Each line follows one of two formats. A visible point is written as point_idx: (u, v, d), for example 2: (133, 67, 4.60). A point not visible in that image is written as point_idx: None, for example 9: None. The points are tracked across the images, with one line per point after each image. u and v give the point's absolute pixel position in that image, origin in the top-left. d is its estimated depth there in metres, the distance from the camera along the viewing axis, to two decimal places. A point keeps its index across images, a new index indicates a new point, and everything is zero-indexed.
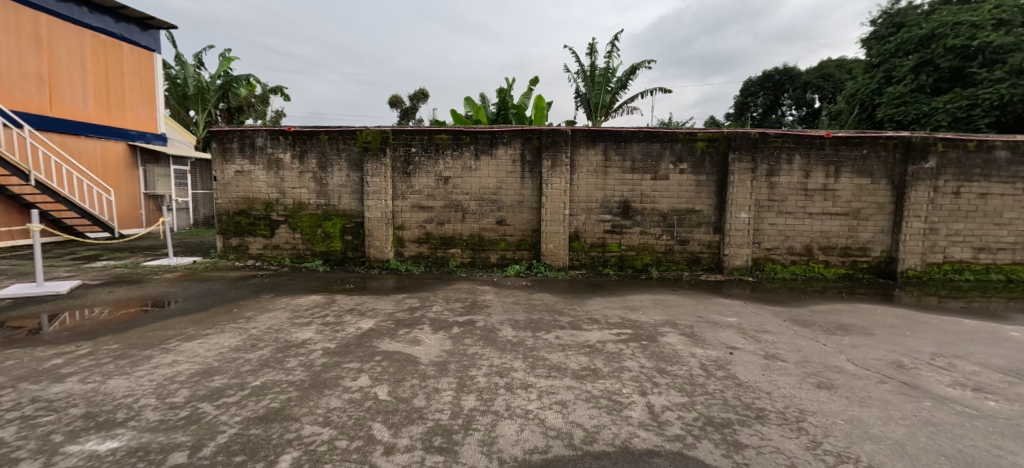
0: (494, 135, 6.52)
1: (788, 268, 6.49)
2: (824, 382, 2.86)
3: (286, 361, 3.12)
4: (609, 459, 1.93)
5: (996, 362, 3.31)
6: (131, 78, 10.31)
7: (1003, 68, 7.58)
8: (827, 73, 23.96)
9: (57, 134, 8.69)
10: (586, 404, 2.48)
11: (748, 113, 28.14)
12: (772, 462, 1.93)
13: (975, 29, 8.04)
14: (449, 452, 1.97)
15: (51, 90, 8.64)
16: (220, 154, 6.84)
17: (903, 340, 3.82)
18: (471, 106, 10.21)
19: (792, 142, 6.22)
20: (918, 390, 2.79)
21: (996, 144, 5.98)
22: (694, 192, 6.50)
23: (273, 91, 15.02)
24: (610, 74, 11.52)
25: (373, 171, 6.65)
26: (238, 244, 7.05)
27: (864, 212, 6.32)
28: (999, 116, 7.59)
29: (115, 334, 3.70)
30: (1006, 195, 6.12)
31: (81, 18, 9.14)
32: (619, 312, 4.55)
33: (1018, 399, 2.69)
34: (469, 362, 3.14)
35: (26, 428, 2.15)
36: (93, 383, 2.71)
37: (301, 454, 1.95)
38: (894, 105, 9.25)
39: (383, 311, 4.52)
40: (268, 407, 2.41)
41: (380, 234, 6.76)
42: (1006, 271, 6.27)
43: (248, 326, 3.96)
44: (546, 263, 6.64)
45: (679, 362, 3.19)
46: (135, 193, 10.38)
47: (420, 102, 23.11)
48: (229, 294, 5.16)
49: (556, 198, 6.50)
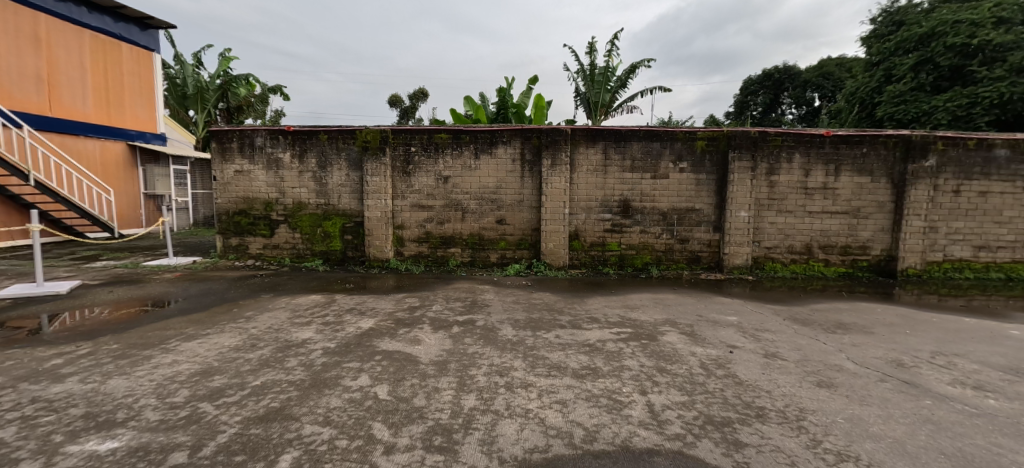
0: (494, 135, 6.51)
1: (788, 267, 6.49)
2: (824, 381, 2.86)
3: (286, 361, 3.12)
4: (609, 458, 1.93)
5: (996, 360, 3.31)
6: (130, 78, 10.30)
7: (1003, 66, 7.62)
8: (826, 71, 23.93)
9: (56, 134, 8.67)
10: (586, 403, 2.48)
11: (747, 112, 28.12)
12: (772, 461, 1.93)
13: (975, 27, 8.03)
14: (449, 452, 1.97)
15: (50, 90, 8.62)
16: (219, 153, 6.83)
17: (903, 338, 3.82)
18: (470, 106, 10.20)
19: (791, 141, 6.21)
20: (918, 388, 2.79)
21: (996, 142, 5.98)
22: (694, 191, 6.49)
23: (272, 90, 15.00)
24: (610, 73, 11.51)
25: (372, 171, 6.64)
26: (237, 244, 7.05)
27: (864, 210, 6.32)
28: (999, 114, 7.59)
29: (116, 334, 3.70)
30: (1006, 193, 6.12)
31: (80, 18, 9.12)
32: (620, 311, 4.55)
33: (1018, 397, 2.69)
34: (469, 361, 3.14)
35: (26, 429, 2.15)
36: (93, 383, 2.71)
37: (301, 453, 1.95)
38: (893, 104, 9.25)
39: (383, 310, 4.52)
40: (268, 407, 2.41)
41: (379, 234, 6.76)
42: (1006, 270, 6.27)
43: (248, 326, 3.96)
44: (546, 262, 6.64)
45: (679, 361, 3.19)
46: (134, 193, 10.37)
47: (420, 101, 23.09)
48: (228, 294, 5.16)
49: (555, 197, 6.50)
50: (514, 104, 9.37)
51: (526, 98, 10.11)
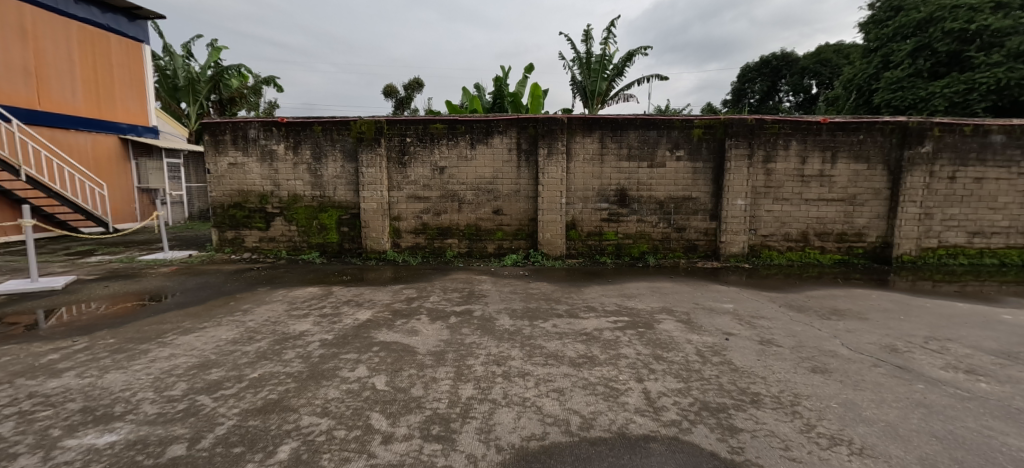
0: (489, 124, 6.46)
1: (783, 255, 6.52)
2: (818, 366, 2.89)
3: (284, 353, 3.12)
4: (607, 445, 1.95)
5: (989, 345, 3.34)
6: (120, 70, 10.14)
7: (1001, 52, 7.62)
8: (824, 58, 23.81)
9: (46, 127, 8.55)
10: (583, 391, 2.49)
11: (745, 100, 28.01)
12: (767, 446, 1.95)
13: (973, 12, 7.99)
14: (448, 440, 1.98)
15: (38, 83, 8.47)
16: (212, 146, 6.74)
17: (897, 323, 3.86)
18: (466, 96, 10.09)
19: (789, 128, 6.19)
20: (911, 373, 2.82)
21: (992, 128, 5.99)
22: (690, 180, 6.49)
23: (266, 81, 14.76)
24: (606, 61, 11.37)
25: (368, 162, 6.59)
26: (233, 238, 7.00)
27: (860, 197, 6.33)
28: (995, 100, 7.64)
29: (111, 329, 3.69)
30: (1001, 179, 6.14)
31: (66, 9, 8.93)
32: (617, 300, 4.57)
33: (1010, 380, 2.72)
34: (466, 351, 3.14)
35: (24, 424, 2.15)
36: (90, 378, 2.70)
37: (300, 444, 1.96)
38: (891, 90, 9.20)
39: (380, 302, 4.52)
40: (266, 399, 2.41)
41: (376, 225, 6.73)
42: (1000, 256, 6.31)
43: (246, 319, 3.96)
44: (543, 252, 6.65)
45: (676, 348, 3.21)
46: (127, 188, 10.29)
47: (415, 91, 22.79)
48: (224, 287, 5.14)
49: (552, 187, 6.48)
50: (510, 94, 9.29)
51: (522, 87, 10.01)
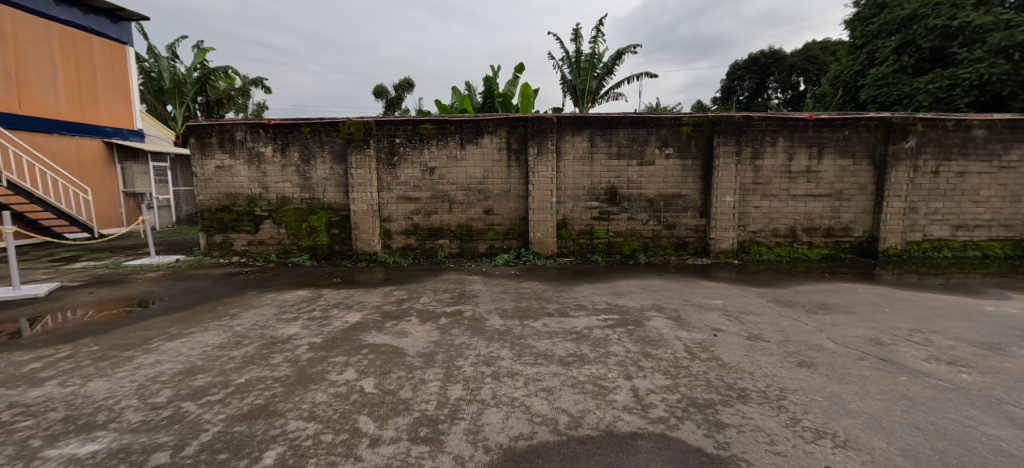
0: (479, 124, 6.45)
1: (773, 250, 6.58)
2: (805, 361, 2.92)
3: (271, 357, 3.09)
4: (594, 443, 1.96)
5: (972, 336, 3.40)
6: (103, 72, 9.96)
7: (983, 47, 7.73)
8: (812, 55, 24.09)
9: (26, 132, 8.37)
10: (572, 390, 2.50)
11: (734, 97, 28.27)
12: (751, 440, 1.97)
13: (956, 9, 8.08)
14: (435, 442, 1.97)
15: (19, 86, 8.30)
16: (198, 149, 6.66)
17: (883, 317, 3.92)
18: (456, 96, 10.06)
19: (775, 125, 6.25)
20: (894, 365, 2.85)
21: (973, 123, 6.09)
22: (679, 177, 6.52)
23: (253, 82, 14.58)
24: (596, 60, 11.41)
25: (357, 163, 6.55)
26: (222, 241, 6.92)
27: (846, 193, 6.41)
28: (978, 95, 7.80)
29: (95, 336, 3.63)
30: (983, 173, 6.25)
31: (47, 11, 8.77)
32: (607, 298, 4.59)
33: (990, 370, 2.78)
34: (456, 352, 3.14)
35: (3, 434, 2.11)
36: (72, 386, 2.65)
37: (286, 449, 1.94)
38: (876, 86, 9.34)
39: (371, 304, 4.50)
40: (253, 404, 2.39)
41: (367, 227, 6.69)
42: (982, 248, 6.43)
43: (233, 323, 3.91)
44: (534, 251, 6.65)
45: (664, 345, 3.23)
46: (113, 193, 10.14)
47: (406, 92, 22.69)
48: (212, 292, 5.08)
49: (543, 186, 6.48)
50: (500, 94, 9.29)
51: (513, 86, 10.01)
